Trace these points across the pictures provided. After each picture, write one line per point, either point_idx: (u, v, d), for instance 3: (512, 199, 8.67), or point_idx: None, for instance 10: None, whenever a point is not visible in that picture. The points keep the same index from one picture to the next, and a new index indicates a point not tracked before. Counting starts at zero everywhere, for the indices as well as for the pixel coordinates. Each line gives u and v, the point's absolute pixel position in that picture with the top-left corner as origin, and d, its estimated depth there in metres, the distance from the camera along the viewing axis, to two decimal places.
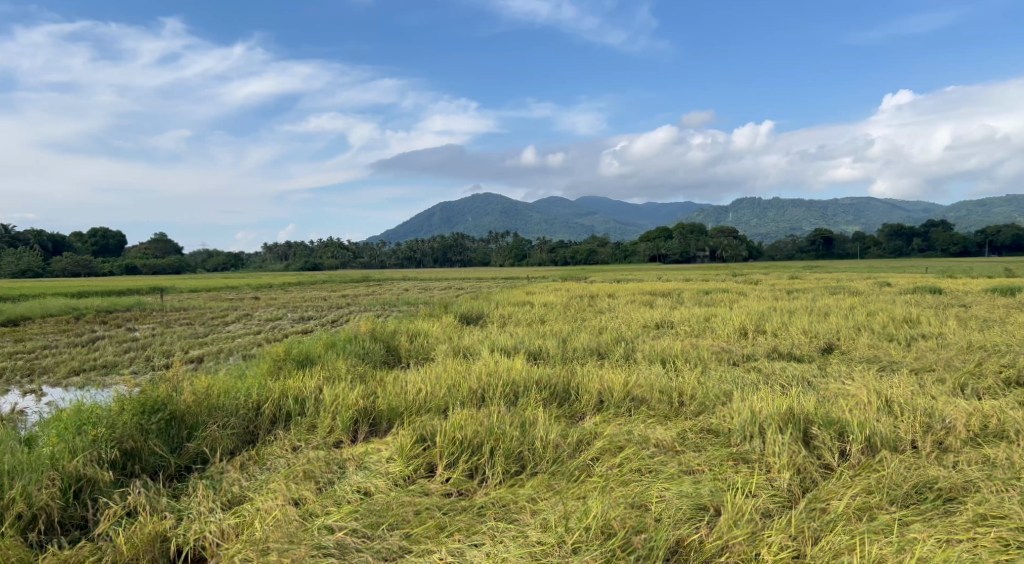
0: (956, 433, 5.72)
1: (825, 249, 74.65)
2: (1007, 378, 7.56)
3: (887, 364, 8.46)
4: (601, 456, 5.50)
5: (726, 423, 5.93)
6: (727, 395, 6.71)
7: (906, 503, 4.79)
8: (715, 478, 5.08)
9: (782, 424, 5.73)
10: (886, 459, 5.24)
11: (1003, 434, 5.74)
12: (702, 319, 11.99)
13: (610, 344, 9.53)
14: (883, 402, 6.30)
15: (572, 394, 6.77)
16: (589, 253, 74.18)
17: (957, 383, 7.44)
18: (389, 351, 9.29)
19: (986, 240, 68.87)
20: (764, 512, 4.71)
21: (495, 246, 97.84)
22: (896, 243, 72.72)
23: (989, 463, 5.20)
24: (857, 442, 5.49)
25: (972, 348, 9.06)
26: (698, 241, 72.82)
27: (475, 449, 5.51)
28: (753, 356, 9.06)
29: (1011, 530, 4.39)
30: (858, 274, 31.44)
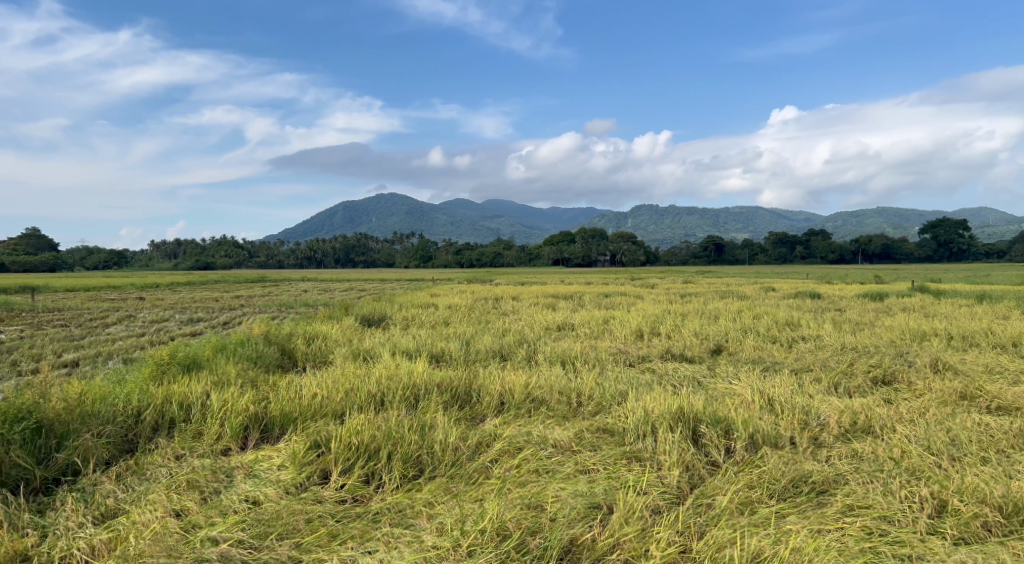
0: (829, 429, 6.11)
1: (716, 255, 78.08)
2: (875, 377, 8.14)
3: (770, 364, 8.93)
4: (499, 457, 5.53)
5: (621, 423, 6.10)
6: (623, 394, 6.92)
7: (783, 496, 5.06)
8: (609, 477, 5.21)
9: (672, 423, 5.95)
10: (767, 455, 5.52)
11: (871, 429, 6.17)
12: (601, 321, 12.29)
13: (511, 346, 9.62)
14: (765, 402, 6.65)
15: (473, 396, 6.78)
16: (493, 255, 74.51)
17: (832, 382, 7.94)
18: (285, 353, 9.02)
19: (860, 249, 73.76)
20: (653, 509, 4.86)
21: (398, 247, 96.75)
22: (782, 250, 76.95)
23: (857, 457, 5.58)
24: (741, 439, 5.77)
25: (845, 349, 9.70)
26: (599, 245, 74.58)
27: (372, 454, 5.43)
28: (648, 357, 9.37)
29: (874, 519, 4.71)
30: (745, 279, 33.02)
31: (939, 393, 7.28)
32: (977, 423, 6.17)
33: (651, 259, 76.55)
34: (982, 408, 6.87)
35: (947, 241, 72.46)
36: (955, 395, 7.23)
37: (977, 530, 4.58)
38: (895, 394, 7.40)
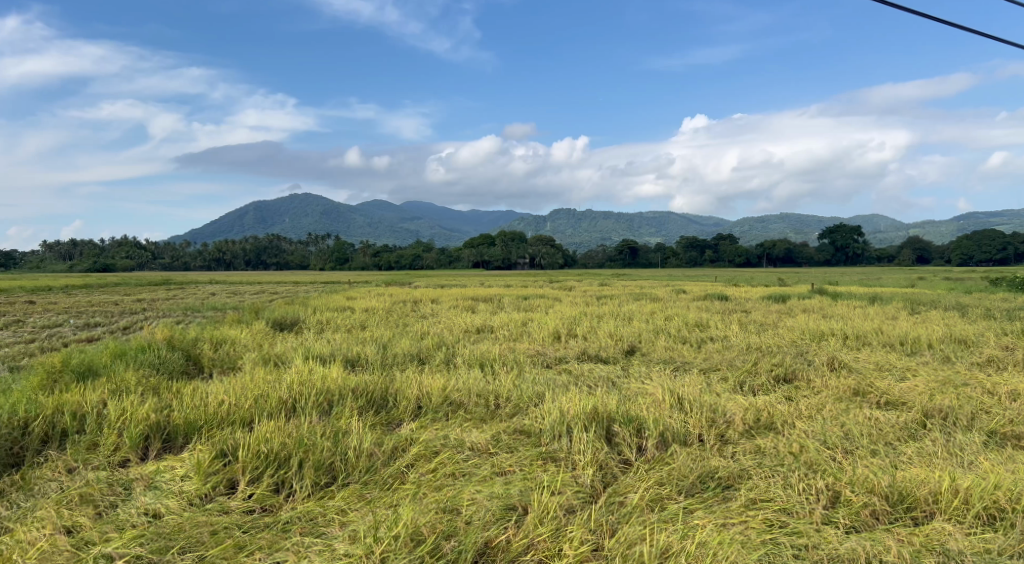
0: (735, 426, 6.35)
1: (631, 258, 79.93)
2: (777, 375, 8.52)
3: (681, 364, 9.21)
4: (415, 462, 5.49)
5: (537, 423, 6.17)
6: (539, 395, 6.99)
7: (691, 492, 5.22)
8: (524, 478, 5.25)
9: (587, 424, 6.06)
10: (676, 453, 5.69)
11: (773, 425, 6.45)
12: (519, 323, 12.37)
13: (429, 349, 9.56)
14: (675, 400, 6.87)
15: (389, 401, 6.70)
16: (411, 257, 73.89)
17: (738, 380, 8.26)
18: (190, 359, 8.67)
19: (765, 252, 76.99)
20: (567, 509, 4.92)
21: (312, 249, 94.57)
22: (692, 253, 79.43)
23: (760, 452, 5.82)
24: (652, 437, 5.93)
25: (751, 349, 10.11)
26: (518, 248, 75.05)
27: (282, 462, 5.28)
28: (564, 358, 9.49)
29: (775, 512, 4.92)
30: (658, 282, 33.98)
31: (835, 390, 7.68)
32: (868, 417, 6.55)
33: (568, 262, 77.57)
34: (872, 403, 7.30)
35: (844, 246, 76.50)
36: (849, 391, 7.65)
37: (866, 518, 4.82)
38: (795, 392, 7.76)
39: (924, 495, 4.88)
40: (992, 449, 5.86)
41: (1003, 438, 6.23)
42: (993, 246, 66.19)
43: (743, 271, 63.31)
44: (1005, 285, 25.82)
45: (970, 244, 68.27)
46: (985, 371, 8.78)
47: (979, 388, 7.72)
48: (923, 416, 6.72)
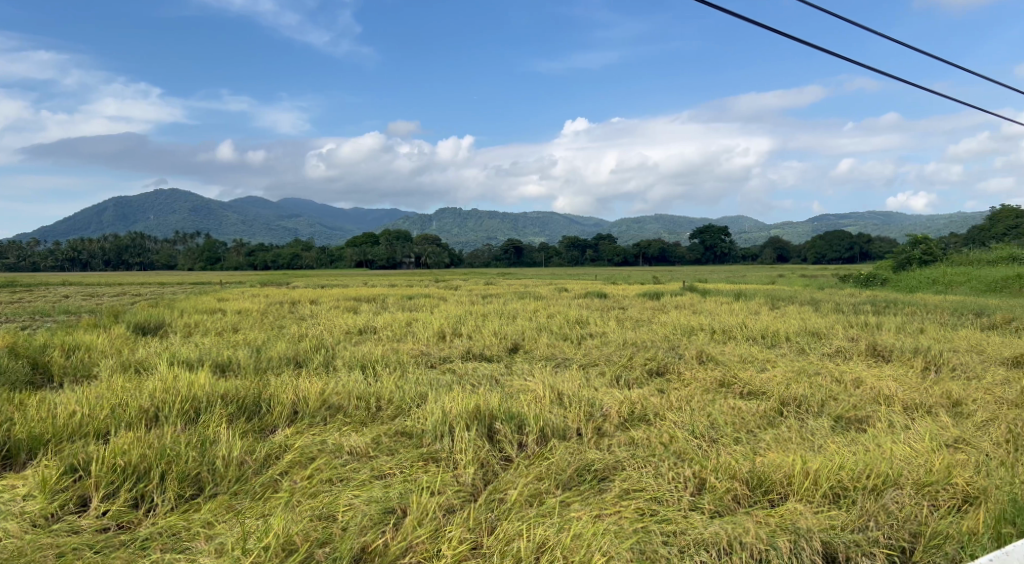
0: (611, 419, 6.56)
1: (515, 257, 80.95)
2: (651, 368, 8.87)
3: (562, 360, 9.39)
4: (289, 469, 5.29)
5: (419, 425, 6.11)
6: (421, 396, 6.92)
7: (569, 486, 5.32)
8: (404, 480, 5.17)
9: (468, 422, 6.08)
10: (555, 448, 5.80)
11: (646, 417, 6.70)
12: (402, 323, 12.22)
13: (307, 352, 9.25)
14: (555, 396, 7.02)
15: (262, 407, 6.42)
16: (290, 256, 71.42)
17: (614, 375, 8.51)
18: (38, 368, 7.97)
19: (642, 252, 80.05)
20: (446, 509, 4.88)
21: (181, 248, 89.48)
22: (573, 253, 81.28)
23: (634, 443, 6.03)
24: (532, 433, 6.00)
25: (627, 344, 10.45)
26: (402, 247, 74.17)
27: (141, 475, 4.95)
28: (448, 357, 9.45)
29: (647, 501, 5.08)
30: (542, 281, 33.19)
31: (703, 382, 8.06)
32: (732, 406, 6.94)
33: (452, 261, 77.49)
34: (736, 393, 7.72)
35: (713, 245, 80.62)
36: (716, 382, 8.07)
37: (729, 503, 5.06)
38: (667, 385, 8.08)
39: (780, 478, 5.20)
40: (839, 432, 6.35)
41: (848, 421, 6.76)
42: (842, 246, 71.78)
43: (621, 270, 65.55)
44: (852, 280, 28.04)
45: (822, 243, 73.71)
46: (835, 360, 9.49)
47: (829, 376, 8.34)
48: (780, 404, 7.18)
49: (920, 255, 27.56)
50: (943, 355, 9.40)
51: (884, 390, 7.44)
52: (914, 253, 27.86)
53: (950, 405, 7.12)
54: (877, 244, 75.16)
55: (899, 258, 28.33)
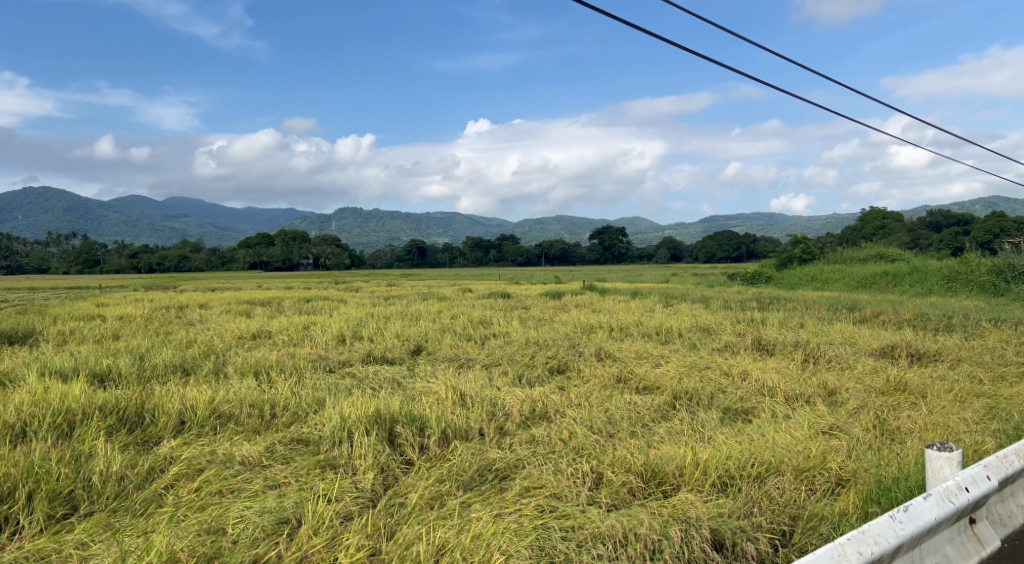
0: (512, 418, 6.63)
1: (418, 258, 80.25)
2: (552, 366, 9.00)
3: (465, 361, 9.39)
4: (176, 482, 5.05)
5: (316, 431, 5.97)
6: (319, 402, 6.76)
7: (470, 486, 5.32)
8: (300, 488, 5.02)
9: (368, 427, 6.00)
10: (457, 449, 5.80)
11: (547, 414, 6.82)
12: (300, 327, 11.88)
13: (195, 359, 8.84)
14: (457, 397, 7.05)
15: (146, 417, 6.10)
16: (178, 258, 67.95)
17: (516, 374, 8.59)
18: None
19: (543, 252, 81.08)
20: (344, 516, 4.76)
21: (56, 250, 83.57)
22: (477, 253, 81.39)
23: (535, 441, 6.12)
24: (434, 436, 5.98)
25: (529, 343, 10.57)
26: (299, 247, 72.08)
27: (5, 496, 4.61)
28: (348, 361, 9.27)
29: (548, 497, 5.14)
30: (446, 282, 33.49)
31: (601, 378, 8.26)
32: (629, 402, 7.17)
33: (352, 263, 75.97)
34: (632, 388, 7.96)
35: (611, 245, 82.66)
36: (614, 378, 8.29)
37: (625, 495, 5.19)
38: (567, 382, 8.22)
39: (672, 469, 5.40)
40: (726, 423, 6.67)
41: (735, 412, 7.09)
42: (730, 246, 75.17)
43: (523, 270, 66.16)
44: (739, 278, 29.43)
45: (712, 243, 77.00)
46: (724, 355, 9.95)
47: (719, 370, 8.73)
48: (673, 398, 7.46)
49: (800, 254, 29.26)
50: (820, 348, 10.01)
51: (768, 382, 7.86)
52: (795, 251, 29.53)
53: (826, 394, 7.60)
54: (762, 244, 79.25)
55: (781, 257, 29.99)
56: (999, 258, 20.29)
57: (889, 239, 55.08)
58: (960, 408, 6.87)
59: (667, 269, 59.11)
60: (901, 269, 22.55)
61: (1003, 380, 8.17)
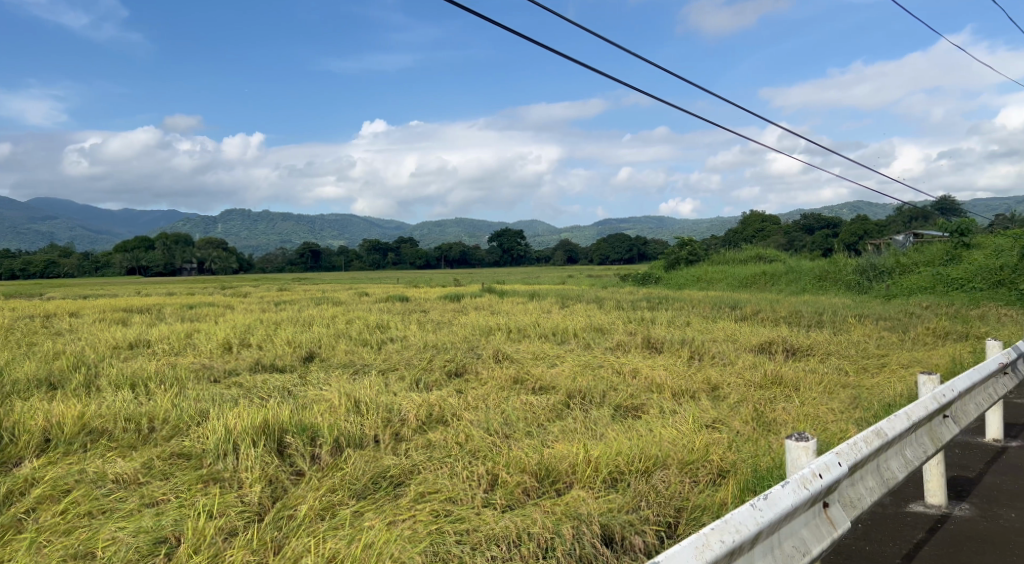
0: (408, 423, 6.59)
1: (312, 261, 78.02)
2: (449, 370, 8.99)
3: (359, 366, 9.24)
4: (38, 506, 4.72)
5: (199, 445, 5.73)
6: (202, 413, 6.50)
7: (363, 494, 5.24)
8: (179, 506, 4.80)
9: (255, 438, 5.82)
10: (350, 457, 5.71)
11: (443, 418, 6.83)
12: (182, 335, 11.31)
13: (63, 372, 8.26)
14: (351, 404, 6.95)
15: (6, 437, 5.67)
16: (46, 263, 63.00)
17: (413, 378, 8.53)
18: None
19: (442, 255, 80.78)
20: (228, 531, 4.57)
21: None
22: (373, 256, 80.01)
23: (431, 446, 6.11)
24: (325, 445, 5.87)
25: (426, 347, 10.51)
26: (183, 251, 68.66)
27: None
28: (234, 370, 8.92)
29: (442, 502, 5.12)
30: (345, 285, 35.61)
31: (498, 380, 8.33)
32: (525, 402, 7.28)
33: (241, 267, 72.94)
34: (528, 389, 8.07)
35: (508, 248, 83.40)
36: (510, 380, 8.38)
37: (519, 496, 5.24)
38: (464, 385, 8.24)
39: (564, 468, 5.51)
40: (617, 420, 6.88)
41: (626, 409, 7.31)
42: (623, 248, 77.45)
43: (420, 273, 65.45)
44: (632, 279, 30.41)
45: (606, 245, 79.10)
46: (616, 353, 10.25)
47: (611, 369, 8.98)
48: (567, 397, 7.62)
49: (687, 256, 30.58)
50: (705, 345, 10.47)
51: (657, 379, 8.16)
52: (683, 253, 30.81)
53: (709, 389, 7.96)
54: (653, 245, 81.97)
55: (670, 259, 31.21)
56: (863, 258, 21.92)
57: (768, 241, 58.36)
58: (828, 399, 7.37)
59: (563, 271, 60.27)
60: (778, 269, 23.94)
61: (866, 371, 8.84)
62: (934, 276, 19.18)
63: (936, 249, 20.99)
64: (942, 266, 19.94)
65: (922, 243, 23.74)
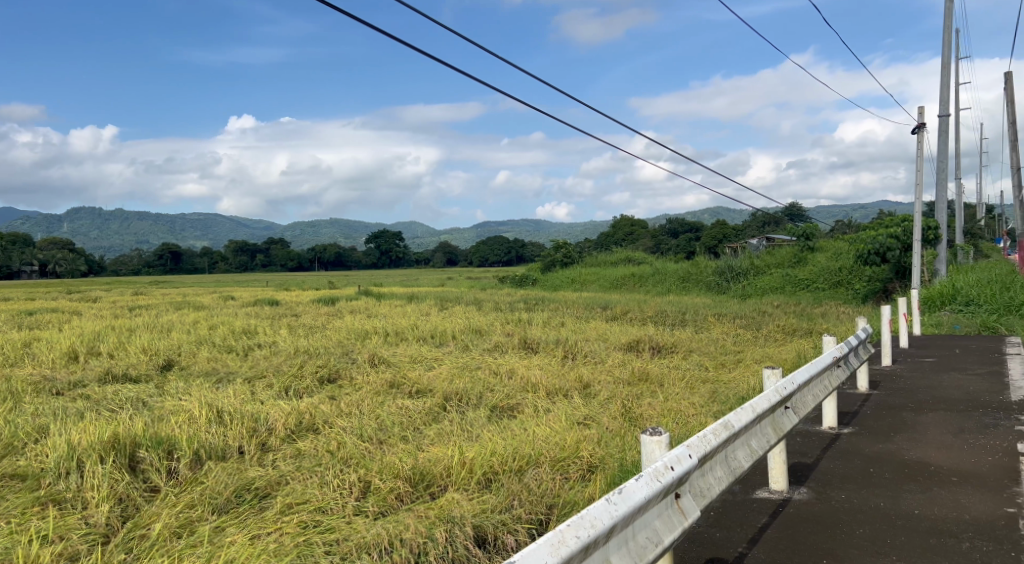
0: (276, 432, 6.36)
1: (173, 263, 73.46)
2: (322, 376, 8.73)
3: (224, 375, 8.80)
4: None
5: (37, 464, 5.28)
6: (41, 429, 5.98)
7: (225, 509, 4.99)
8: (12, 532, 4.39)
9: (103, 454, 5.42)
10: (210, 470, 5.44)
11: (313, 426, 6.64)
12: (20, 345, 10.34)
13: None
14: (214, 414, 6.62)
15: None
16: None
17: (282, 386, 8.22)
18: None
19: (315, 256, 78.41)
20: (69, 556, 4.22)
21: None
22: (241, 257, 76.48)
23: (299, 455, 5.93)
24: (183, 458, 5.55)
25: (297, 353, 10.16)
26: (23, 252, 62.80)
27: None
28: (81, 381, 8.25)
29: (310, 513, 4.96)
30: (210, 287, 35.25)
31: (373, 385, 8.18)
32: (399, 407, 7.20)
33: (92, 270, 67.54)
34: (404, 393, 7.98)
35: (385, 250, 82.21)
36: (385, 384, 8.26)
37: (391, 502, 5.15)
38: (337, 391, 8.04)
39: (439, 471, 5.49)
40: (493, 420, 6.93)
41: (501, 409, 7.38)
42: (500, 250, 78.19)
43: (291, 274, 63.03)
44: (508, 281, 30.77)
45: (484, 247, 79.66)
46: (493, 354, 10.33)
47: (487, 370, 9.03)
48: (443, 400, 7.60)
49: (561, 258, 31.34)
50: (578, 345, 10.76)
51: (531, 380, 8.30)
52: (558, 255, 31.56)
53: (581, 387, 8.18)
54: (530, 248, 83.33)
55: (545, 261, 31.85)
56: (723, 260, 23.25)
57: (637, 244, 60.85)
58: (690, 394, 7.76)
59: (440, 273, 60.05)
60: (646, 271, 24.96)
61: (724, 367, 9.37)
62: (784, 276, 20.68)
63: (787, 251, 22.62)
64: (791, 268, 21.54)
65: (774, 246, 25.52)
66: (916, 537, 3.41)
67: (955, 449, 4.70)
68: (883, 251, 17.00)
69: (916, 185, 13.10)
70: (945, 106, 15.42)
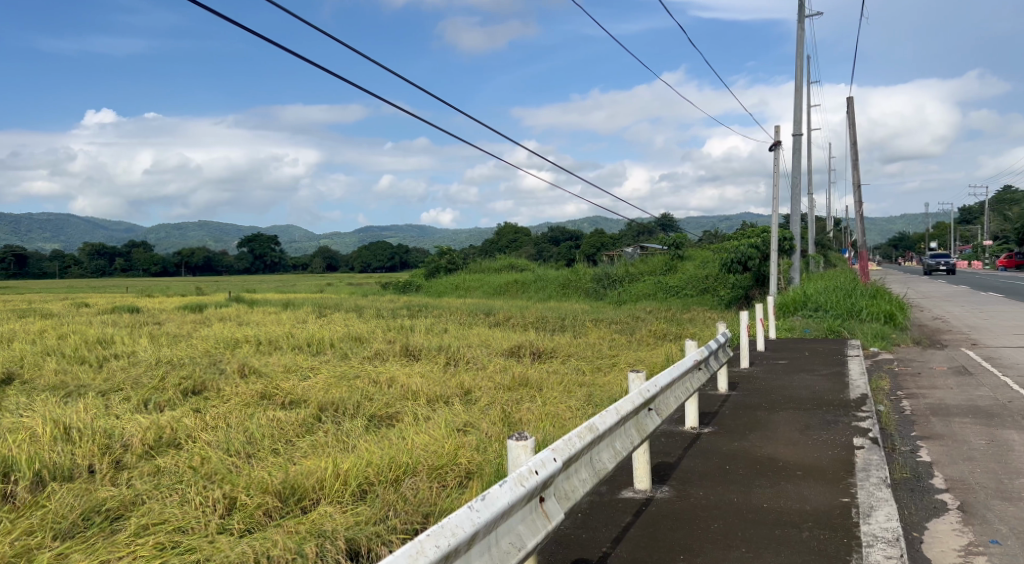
0: (132, 449, 5.96)
1: (18, 267, 67.31)
2: (186, 387, 8.25)
3: (74, 388, 8.14)
4: None
5: None
6: None
7: (70, 534, 4.60)
8: None
9: None
10: (54, 492, 5.03)
11: (174, 440, 6.27)
12: None
13: None
14: (60, 431, 6.13)
15: None
16: None
17: (141, 399, 7.70)
18: None
19: (183, 261, 74.22)
20: None
21: None
22: (98, 261, 71.16)
23: (158, 472, 5.58)
24: (22, 481, 5.10)
25: (159, 364, 9.57)
26: None
27: None
28: None
29: (168, 533, 4.65)
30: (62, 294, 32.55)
31: (243, 396, 7.83)
32: (271, 419, 6.92)
33: None
34: (277, 404, 7.68)
35: (260, 255, 79.01)
36: (256, 395, 7.92)
37: (258, 518, 4.91)
38: (203, 403, 7.64)
39: (311, 484, 5.31)
40: (370, 430, 6.80)
41: (379, 419, 7.24)
42: (382, 256, 76.99)
43: (155, 280, 59.18)
44: (390, 288, 30.34)
45: (366, 253, 78.22)
46: (372, 362, 10.15)
47: (366, 379, 8.84)
48: (318, 410, 7.37)
49: (445, 264, 31.26)
50: (459, 351, 10.75)
51: (412, 388, 8.20)
52: (440, 261, 31.47)
53: (462, 394, 8.17)
54: (413, 254, 82.59)
55: (429, 267, 31.68)
56: (600, 267, 23.95)
57: (519, 251, 61.63)
58: (567, 398, 7.93)
59: (319, 279, 58.18)
60: (527, 278, 25.32)
61: (599, 371, 9.65)
62: (657, 284, 21.55)
63: (659, 259, 23.61)
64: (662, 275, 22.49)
65: (649, 254, 26.57)
66: (763, 529, 3.63)
67: (801, 445, 5.05)
68: (744, 260, 18.10)
69: (773, 198, 14.02)
70: (798, 126, 16.62)
